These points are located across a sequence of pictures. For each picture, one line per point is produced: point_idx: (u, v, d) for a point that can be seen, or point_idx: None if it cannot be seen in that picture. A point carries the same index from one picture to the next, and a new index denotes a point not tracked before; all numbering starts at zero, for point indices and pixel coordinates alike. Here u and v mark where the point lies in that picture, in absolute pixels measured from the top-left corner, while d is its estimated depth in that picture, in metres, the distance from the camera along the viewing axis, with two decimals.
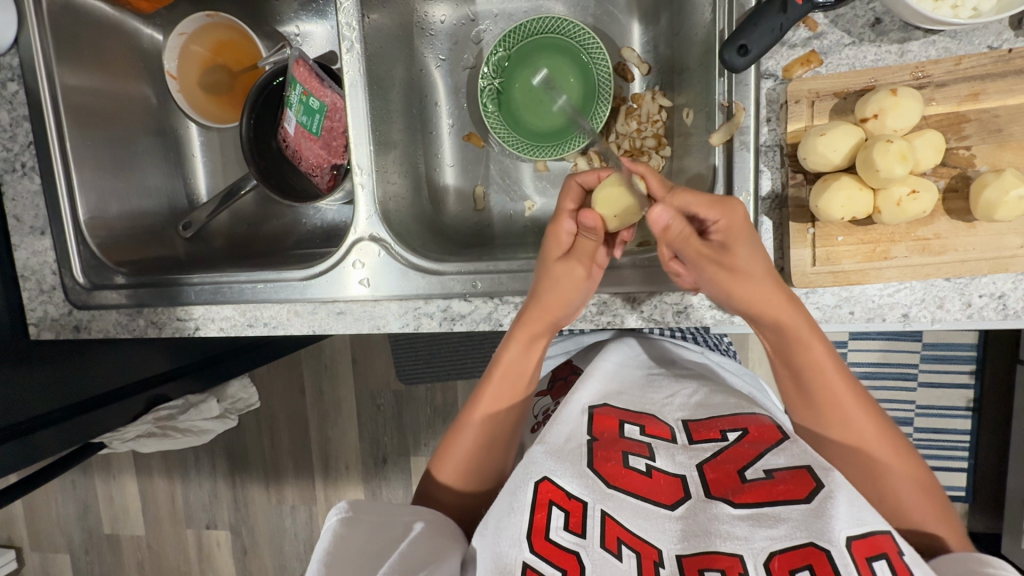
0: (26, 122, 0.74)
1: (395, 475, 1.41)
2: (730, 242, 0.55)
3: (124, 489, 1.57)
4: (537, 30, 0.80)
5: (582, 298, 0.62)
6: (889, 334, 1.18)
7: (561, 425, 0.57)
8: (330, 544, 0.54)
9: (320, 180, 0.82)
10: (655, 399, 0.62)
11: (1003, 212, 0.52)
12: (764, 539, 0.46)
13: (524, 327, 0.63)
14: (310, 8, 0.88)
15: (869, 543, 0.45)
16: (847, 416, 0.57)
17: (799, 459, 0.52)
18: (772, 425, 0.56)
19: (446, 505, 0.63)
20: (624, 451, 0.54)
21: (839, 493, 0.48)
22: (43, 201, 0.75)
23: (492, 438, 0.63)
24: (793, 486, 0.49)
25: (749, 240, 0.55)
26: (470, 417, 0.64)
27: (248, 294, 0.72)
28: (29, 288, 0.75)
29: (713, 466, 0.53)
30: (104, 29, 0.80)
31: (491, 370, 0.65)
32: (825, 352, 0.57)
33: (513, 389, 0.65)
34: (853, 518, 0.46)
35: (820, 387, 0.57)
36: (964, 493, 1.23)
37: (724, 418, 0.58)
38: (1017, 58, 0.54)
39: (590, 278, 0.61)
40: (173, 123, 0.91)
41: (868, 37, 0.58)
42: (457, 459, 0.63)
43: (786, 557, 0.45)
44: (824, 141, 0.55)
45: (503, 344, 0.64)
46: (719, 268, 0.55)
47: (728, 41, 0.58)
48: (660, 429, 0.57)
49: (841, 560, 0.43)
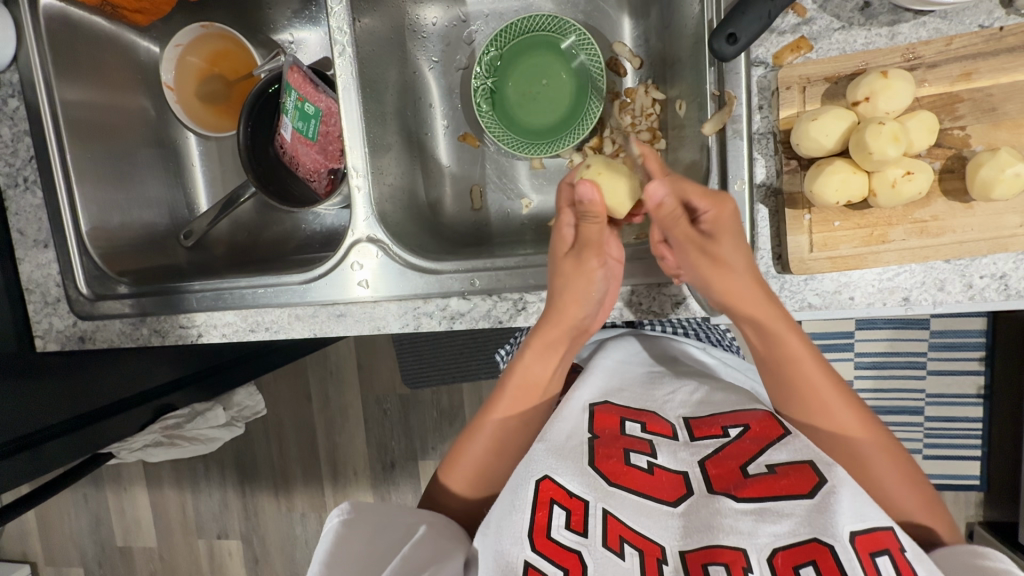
0: (27, 137, 0.75)
1: (404, 480, 1.41)
2: (717, 232, 0.57)
3: (135, 501, 1.58)
4: (528, 28, 0.81)
5: (598, 292, 0.62)
6: (896, 323, 1.17)
7: (562, 423, 0.57)
8: (333, 545, 0.54)
9: (317, 185, 0.82)
10: (657, 396, 0.61)
11: (1000, 189, 0.51)
12: (767, 536, 0.46)
13: (545, 334, 0.63)
14: (303, 16, 0.89)
15: (873, 537, 0.45)
16: (828, 409, 0.56)
17: (802, 454, 0.51)
18: (773, 421, 0.56)
19: (456, 513, 0.63)
20: (625, 448, 0.54)
21: (842, 488, 0.48)
22: (45, 213, 0.76)
23: (504, 448, 0.63)
24: (796, 481, 0.49)
25: (735, 233, 0.58)
26: (484, 428, 0.64)
27: (248, 300, 0.73)
28: (35, 301, 0.77)
29: (716, 462, 0.52)
30: (102, 43, 0.81)
31: (506, 380, 0.66)
32: (800, 343, 0.57)
33: (535, 394, 0.65)
34: (856, 513, 0.46)
35: (798, 380, 0.57)
36: (978, 482, 1.22)
37: (725, 413, 0.57)
38: (1008, 36, 0.54)
39: (601, 266, 0.62)
40: (172, 135, 0.91)
41: (857, 21, 0.58)
42: (467, 468, 0.63)
43: (788, 553, 0.45)
44: (816, 125, 0.54)
45: (519, 351, 0.65)
46: (702, 254, 0.57)
47: (717, 30, 0.57)
48: (662, 427, 0.57)
49: (844, 556, 0.44)
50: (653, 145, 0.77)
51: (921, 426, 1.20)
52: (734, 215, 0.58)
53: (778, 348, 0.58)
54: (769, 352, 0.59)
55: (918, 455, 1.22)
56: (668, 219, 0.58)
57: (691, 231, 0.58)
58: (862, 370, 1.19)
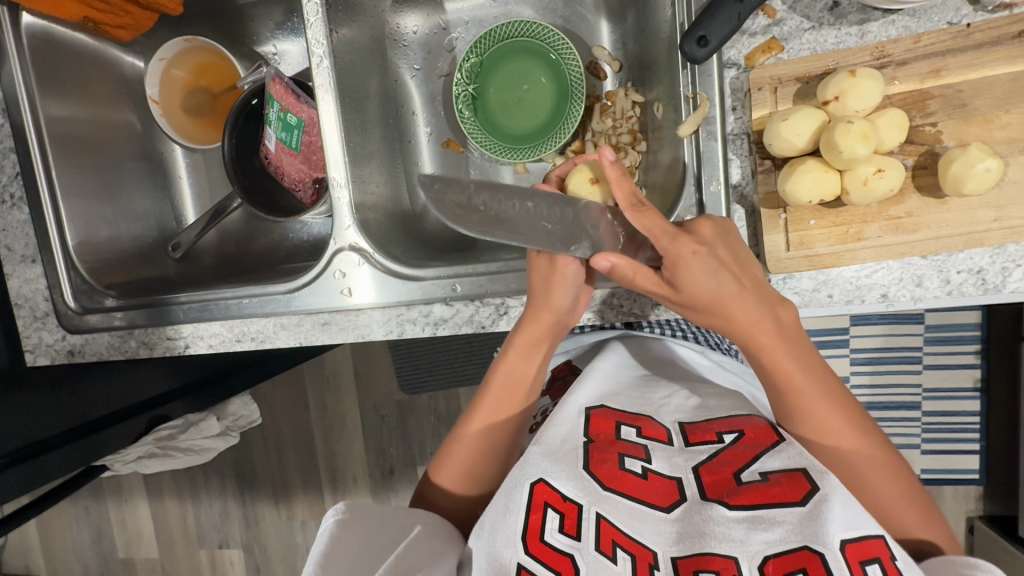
0: (13, 155, 0.77)
1: (403, 486, 1.41)
2: (677, 279, 0.53)
3: (135, 512, 1.58)
4: (507, 34, 0.81)
5: (575, 287, 0.61)
6: (890, 318, 1.17)
7: (558, 427, 0.57)
8: (327, 546, 0.54)
9: (303, 195, 0.83)
10: (653, 400, 0.61)
11: (971, 185, 0.51)
12: (759, 543, 0.46)
13: (523, 333, 0.63)
14: (286, 27, 0.90)
15: (864, 546, 0.45)
16: (821, 425, 0.56)
17: (796, 462, 0.51)
18: (769, 427, 0.56)
19: (445, 509, 0.64)
20: (620, 453, 0.54)
21: (834, 495, 0.47)
22: (31, 229, 0.77)
23: (490, 444, 0.63)
24: (788, 489, 0.49)
25: (698, 275, 0.52)
26: (469, 427, 0.64)
27: (234, 310, 0.73)
28: (24, 316, 0.78)
29: (709, 468, 0.52)
30: (85, 59, 0.82)
31: (490, 382, 0.65)
32: (794, 363, 0.56)
33: (519, 395, 0.65)
34: (847, 521, 0.46)
35: (793, 399, 0.56)
36: (977, 476, 1.21)
37: (721, 419, 0.57)
38: (975, 32, 0.54)
39: (575, 262, 0.60)
40: (159, 148, 0.92)
41: (827, 21, 0.58)
42: (456, 464, 0.63)
43: (780, 561, 0.45)
44: (787, 126, 0.55)
45: (503, 352, 0.65)
46: (671, 300, 0.56)
47: (687, 33, 0.58)
48: (658, 431, 0.57)
49: (835, 563, 0.44)
50: (634, 147, 0.76)
51: (919, 421, 1.20)
52: (695, 258, 0.52)
53: (771, 368, 0.56)
54: (761, 371, 0.58)
55: (917, 451, 1.21)
56: (629, 276, 0.54)
57: (655, 280, 0.55)
58: (858, 366, 1.19)
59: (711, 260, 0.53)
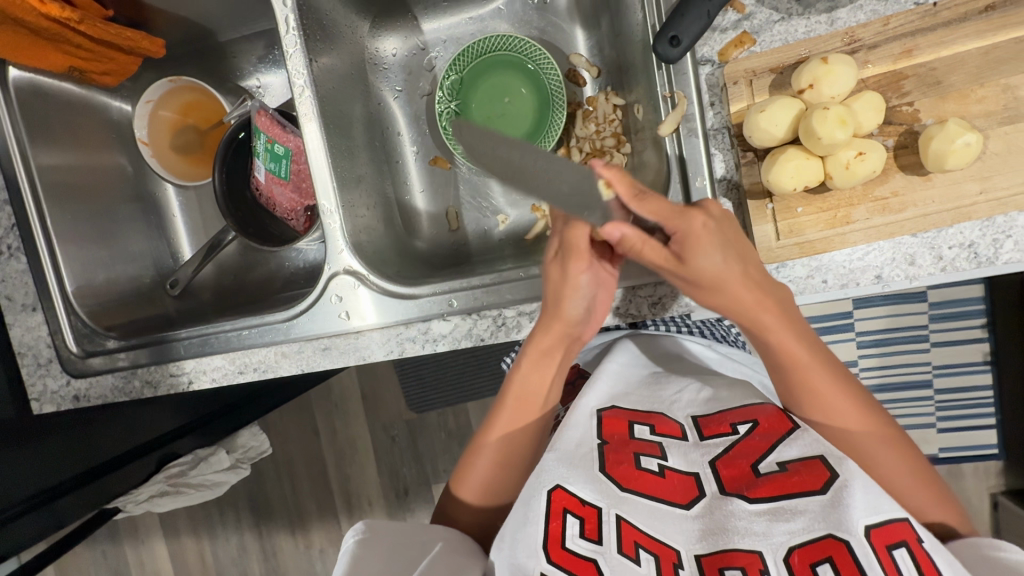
0: (7, 206, 0.77)
1: (419, 506, 1.41)
2: (687, 251, 0.54)
3: (153, 553, 1.57)
4: (485, 49, 0.83)
5: (587, 295, 0.61)
6: (893, 298, 1.16)
7: (572, 430, 0.57)
8: (349, 564, 0.54)
9: (296, 223, 0.84)
10: (664, 397, 0.61)
11: (953, 161, 0.52)
12: (783, 534, 0.46)
13: (536, 344, 0.63)
14: (268, 60, 0.91)
15: (888, 530, 0.44)
16: (828, 405, 0.56)
17: (812, 449, 0.51)
18: (782, 415, 0.55)
19: (467, 525, 0.63)
20: (635, 453, 0.54)
21: (853, 481, 0.47)
22: (30, 278, 0.78)
23: (510, 458, 0.63)
24: (807, 477, 0.49)
25: (710, 249, 0.53)
26: (486, 441, 0.64)
27: (234, 342, 0.74)
28: (29, 364, 0.78)
29: (726, 461, 0.52)
30: (74, 107, 0.83)
31: (505, 397, 0.65)
32: (801, 344, 0.56)
33: (534, 406, 0.65)
34: (869, 506, 0.46)
35: (800, 380, 0.56)
36: (997, 451, 1.20)
37: (733, 410, 0.56)
38: (942, 11, 0.55)
39: (586, 271, 0.61)
40: (150, 188, 0.93)
41: (796, 11, 0.59)
42: (476, 479, 0.63)
43: (804, 551, 0.45)
44: (765, 116, 0.55)
45: (516, 364, 0.65)
46: (681, 276, 0.56)
47: (659, 34, 0.59)
48: (671, 428, 0.56)
49: (860, 550, 0.43)
50: (619, 150, 0.77)
51: (932, 399, 1.19)
52: (706, 231, 0.53)
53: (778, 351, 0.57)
54: (768, 354, 0.58)
55: (932, 430, 1.20)
56: (638, 246, 0.55)
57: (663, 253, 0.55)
58: (866, 349, 1.19)
59: (719, 233, 0.54)
